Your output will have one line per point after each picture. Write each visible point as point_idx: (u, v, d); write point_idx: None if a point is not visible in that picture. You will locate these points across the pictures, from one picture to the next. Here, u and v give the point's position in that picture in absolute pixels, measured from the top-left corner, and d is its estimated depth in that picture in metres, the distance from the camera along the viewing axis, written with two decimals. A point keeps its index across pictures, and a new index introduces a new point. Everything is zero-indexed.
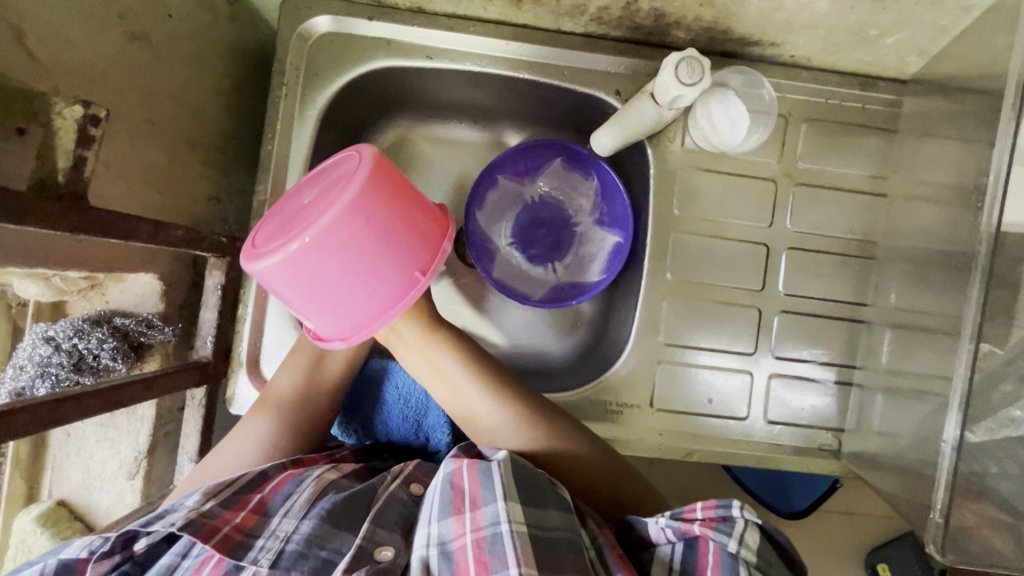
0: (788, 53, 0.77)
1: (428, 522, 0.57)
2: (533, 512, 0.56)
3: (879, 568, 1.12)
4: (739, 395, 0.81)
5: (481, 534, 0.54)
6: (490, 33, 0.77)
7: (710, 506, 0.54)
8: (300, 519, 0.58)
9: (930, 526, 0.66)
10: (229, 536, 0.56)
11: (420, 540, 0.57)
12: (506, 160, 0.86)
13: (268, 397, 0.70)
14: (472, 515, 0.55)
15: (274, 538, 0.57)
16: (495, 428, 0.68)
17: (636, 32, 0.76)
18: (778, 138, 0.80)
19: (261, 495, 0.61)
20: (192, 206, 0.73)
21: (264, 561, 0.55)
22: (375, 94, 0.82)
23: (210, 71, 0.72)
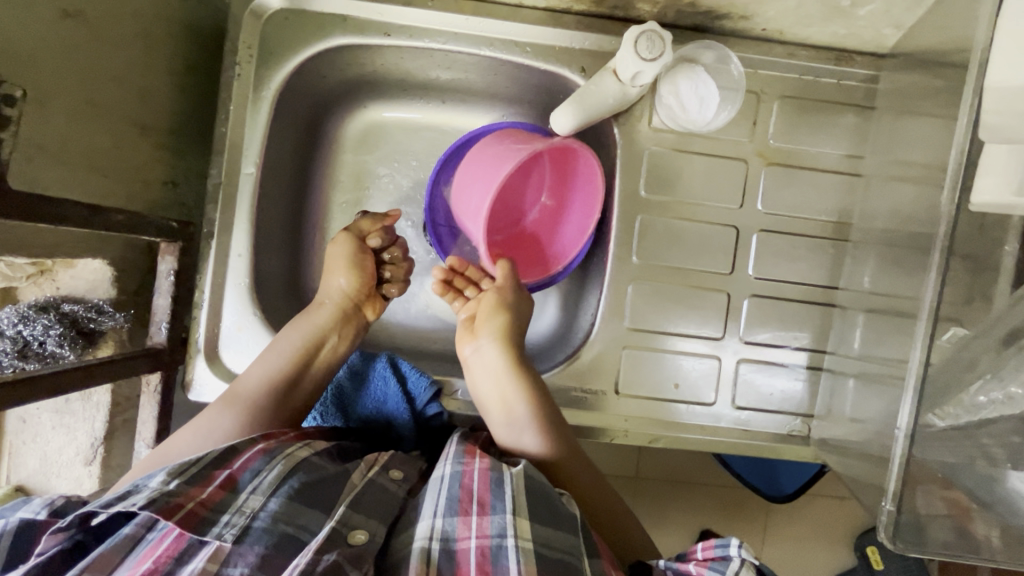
0: (759, 27, 0.74)
1: (434, 515, 0.57)
2: (541, 530, 0.56)
3: (867, 551, 1.11)
4: (709, 381, 0.80)
5: (486, 542, 0.55)
6: (450, 8, 0.75)
7: (708, 547, 0.58)
8: (267, 497, 0.57)
9: (883, 514, 0.65)
10: (192, 512, 0.55)
11: (421, 531, 0.56)
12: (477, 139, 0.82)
13: (239, 385, 0.69)
14: (478, 520, 0.56)
15: (240, 514, 0.56)
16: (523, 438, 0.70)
17: (600, 6, 0.73)
18: (750, 116, 0.78)
19: (230, 470, 0.59)
20: (145, 190, 0.71)
21: (229, 537, 0.54)
22: (335, 73, 0.80)
23: (160, 49, 0.70)
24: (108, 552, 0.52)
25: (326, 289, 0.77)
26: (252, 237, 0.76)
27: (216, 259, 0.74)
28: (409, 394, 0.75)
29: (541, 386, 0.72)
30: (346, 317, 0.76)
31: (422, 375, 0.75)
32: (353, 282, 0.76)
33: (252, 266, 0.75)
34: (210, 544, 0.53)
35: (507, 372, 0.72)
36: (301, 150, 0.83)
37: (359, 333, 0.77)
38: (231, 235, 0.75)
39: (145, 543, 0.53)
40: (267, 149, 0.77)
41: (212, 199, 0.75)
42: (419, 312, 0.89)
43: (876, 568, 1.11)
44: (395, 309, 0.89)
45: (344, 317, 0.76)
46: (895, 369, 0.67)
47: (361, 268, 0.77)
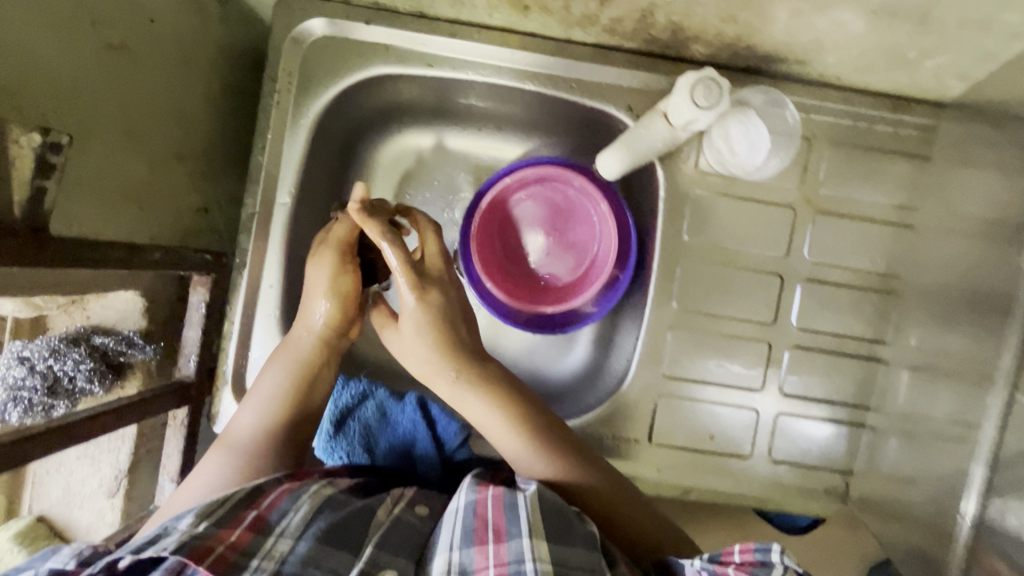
0: (815, 72, 0.71)
1: (450, 548, 0.55)
2: (558, 550, 0.53)
3: None
4: (744, 432, 0.77)
5: (504, 569, 0.52)
6: (495, 41, 0.73)
7: (746, 550, 0.51)
8: (294, 539, 0.55)
9: None
10: (222, 556, 0.52)
11: (439, 567, 0.54)
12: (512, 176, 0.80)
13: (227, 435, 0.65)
14: (495, 548, 0.54)
15: (269, 558, 0.53)
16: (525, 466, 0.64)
17: (652, 45, 0.71)
18: (800, 162, 0.75)
19: (256, 511, 0.56)
20: (179, 218, 0.70)
21: None
22: (372, 101, 0.78)
23: (198, 75, 0.69)
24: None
25: (303, 320, 0.69)
26: (284, 267, 0.74)
27: (247, 289, 0.73)
28: (439, 436, 0.72)
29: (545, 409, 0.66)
30: (330, 346, 0.69)
31: (453, 419, 0.73)
32: (336, 310, 0.68)
33: (283, 297, 0.74)
34: None
35: (491, 404, 0.66)
36: (334, 176, 0.81)
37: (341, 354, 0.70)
38: (263, 265, 0.73)
39: None
40: (302, 178, 0.75)
41: (245, 229, 0.73)
42: None
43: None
44: None
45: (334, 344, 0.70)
46: (946, 438, 0.64)
47: (346, 291, 0.69)
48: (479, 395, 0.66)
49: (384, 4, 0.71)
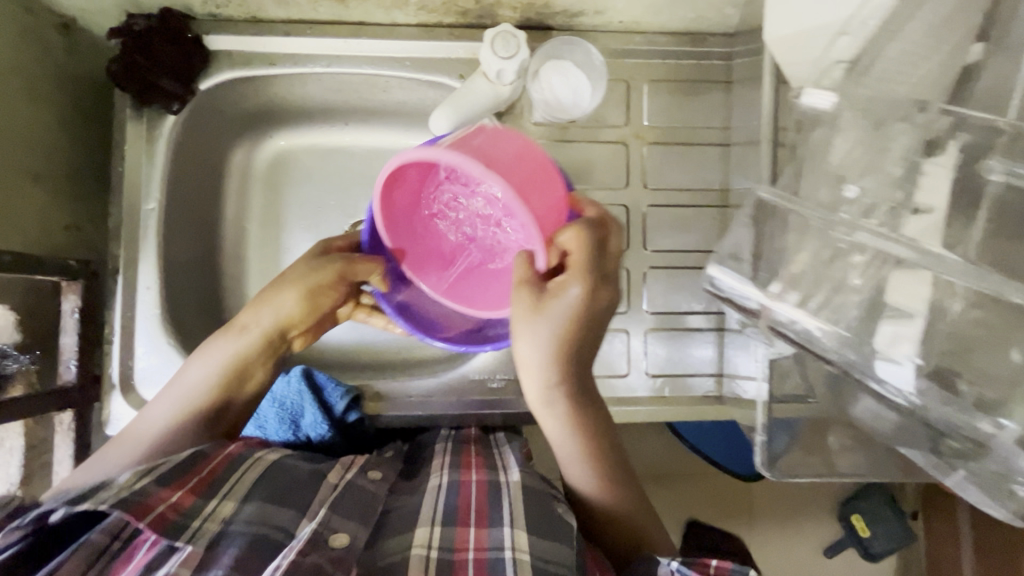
0: (614, 19, 0.80)
1: (432, 524, 0.59)
2: (539, 543, 0.56)
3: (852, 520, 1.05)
4: (619, 352, 0.83)
5: (484, 555, 0.56)
6: (327, 33, 0.80)
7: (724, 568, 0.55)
8: (239, 502, 0.58)
9: (757, 446, 0.68)
10: (162, 516, 0.54)
11: (418, 540, 0.57)
12: None
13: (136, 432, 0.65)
14: (477, 533, 0.58)
15: (210, 520, 0.56)
16: (567, 461, 0.68)
17: (466, 17, 0.79)
18: (622, 101, 0.83)
19: (200, 475, 0.60)
20: (45, 235, 0.73)
21: (201, 543, 0.53)
22: (229, 106, 0.83)
23: (47, 101, 0.73)
24: (69, 567, 0.50)
25: (251, 311, 0.70)
26: (159, 268, 0.78)
27: (124, 293, 0.76)
28: (325, 402, 0.76)
29: (599, 424, 0.68)
30: (273, 346, 0.70)
31: (338, 385, 0.77)
32: (292, 314, 0.70)
33: (161, 295, 0.77)
34: (180, 551, 0.52)
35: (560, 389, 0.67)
36: (206, 184, 0.86)
37: (282, 347, 0.71)
38: (137, 268, 0.77)
39: (112, 553, 0.53)
40: (168, 184, 0.79)
41: (116, 237, 0.77)
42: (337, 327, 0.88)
43: (865, 537, 1.05)
44: None
45: (275, 346, 0.71)
46: None
47: (293, 315, 0.70)
48: (539, 380, 0.66)
49: (221, 14, 0.78)
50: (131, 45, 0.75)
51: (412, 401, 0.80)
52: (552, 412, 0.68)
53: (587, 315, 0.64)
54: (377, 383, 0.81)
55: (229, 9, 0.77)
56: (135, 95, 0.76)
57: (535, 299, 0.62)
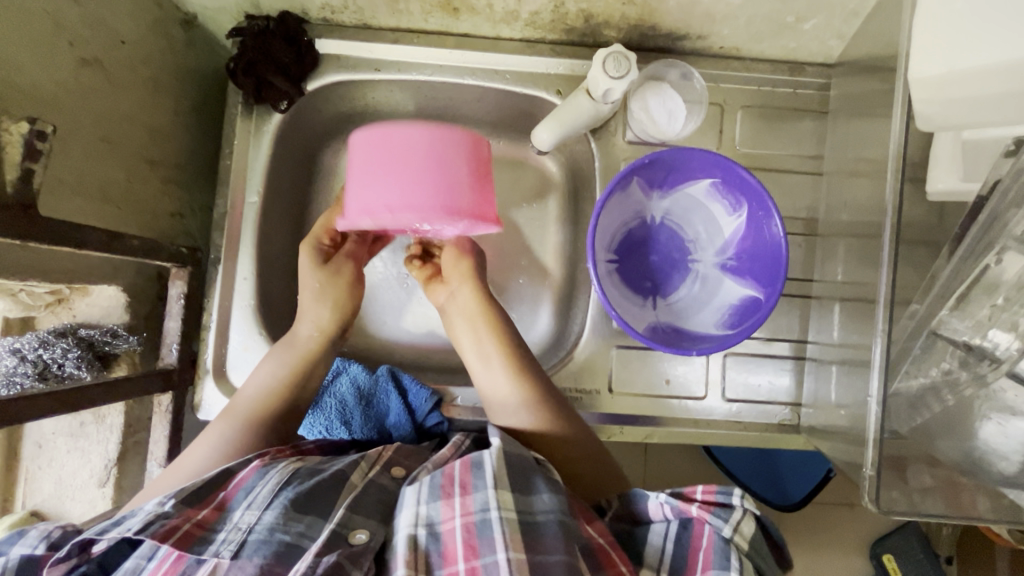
0: (716, 45, 0.81)
1: (417, 503, 0.58)
2: (521, 499, 0.58)
3: (884, 559, 1.04)
4: (697, 373, 0.83)
5: (470, 519, 0.56)
6: (433, 43, 0.82)
7: (710, 492, 0.59)
8: (262, 510, 0.58)
9: (864, 480, 0.62)
10: (189, 533, 0.56)
11: (406, 519, 0.57)
12: (652, 166, 0.73)
13: (235, 406, 0.70)
14: (461, 500, 0.57)
15: (236, 530, 0.57)
16: (505, 406, 0.73)
17: (571, 34, 0.80)
18: (716, 125, 0.83)
19: (224, 492, 0.61)
20: (154, 221, 0.75)
21: (226, 553, 0.55)
22: (329, 108, 0.85)
23: (167, 94, 0.76)
24: None
25: (303, 321, 0.75)
26: (256, 260, 0.80)
27: (222, 282, 0.79)
28: (410, 406, 0.77)
29: (534, 365, 0.75)
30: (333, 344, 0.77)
31: (422, 387, 0.78)
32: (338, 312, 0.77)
33: (257, 287, 0.80)
34: (208, 561, 0.55)
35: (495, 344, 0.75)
36: (300, 180, 0.88)
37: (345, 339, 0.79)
38: (235, 259, 0.79)
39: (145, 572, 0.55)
40: (269, 180, 0.82)
41: (219, 227, 0.80)
42: (418, 329, 0.89)
43: None
44: (396, 327, 0.89)
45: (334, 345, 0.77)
46: (850, 349, 0.71)
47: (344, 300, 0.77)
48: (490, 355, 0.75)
49: (333, 20, 0.80)
50: (245, 43, 0.77)
51: None
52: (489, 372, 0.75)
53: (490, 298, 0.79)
54: (456, 389, 0.80)
55: (343, 15, 0.79)
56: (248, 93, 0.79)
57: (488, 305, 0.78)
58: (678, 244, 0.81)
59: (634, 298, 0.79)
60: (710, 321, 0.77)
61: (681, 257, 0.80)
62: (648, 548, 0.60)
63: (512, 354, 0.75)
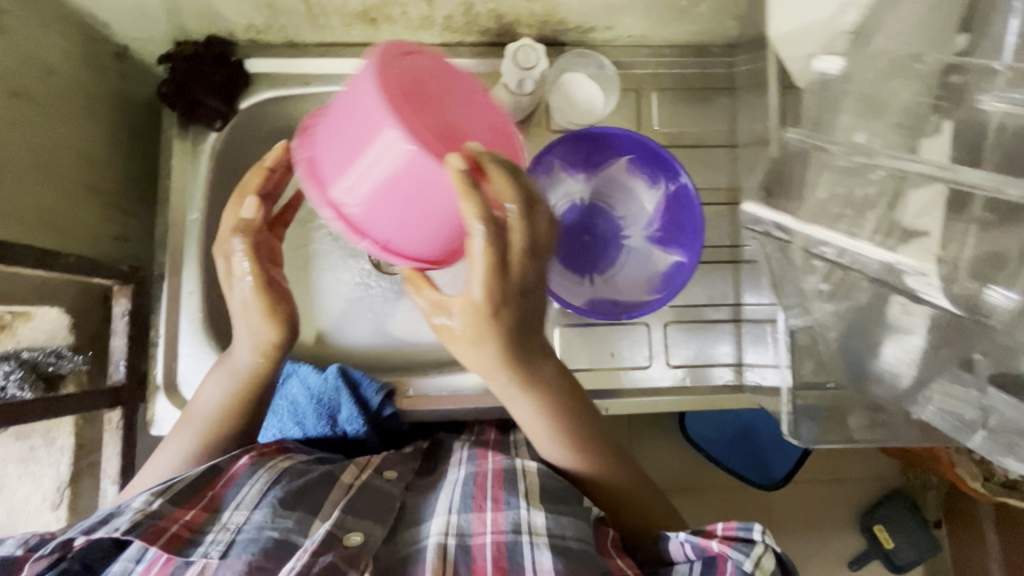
0: (623, 34, 0.86)
1: (449, 512, 0.62)
2: (554, 521, 0.60)
3: (875, 529, 1.11)
4: (642, 344, 0.86)
5: (501, 537, 0.59)
6: (358, 54, 0.86)
7: (729, 527, 0.59)
8: (251, 510, 0.60)
9: (783, 418, 0.68)
10: (177, 534, 0.57)
11: (437, 528, 0.60)
12: (568, 146, 0.80)
13: (195, 410, 0.71)
14: (492, 516, 0.61)
15: (224, 530, 0.59)
16: (541, 441, 0.68)
17: (487, 35, 0.85)
18: (633, 109, 0.88)
19: (213, 491, 0.62)
20: (94, 244, 0.77)
21: (215, 553, 0.56)
22: (265, 124, 0.89)
23: (101, 119, 0.78)
24: None
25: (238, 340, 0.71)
26: (202, 275, 0.82)
27: (169, 299, 0.80)
28: (360, 399, 0.78)
29: (585, 416, 0.68)
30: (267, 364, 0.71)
31: (373, 380, 0.80)
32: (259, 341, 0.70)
33: (204, 301, 0.81)
34: (195, 563, 0.56)
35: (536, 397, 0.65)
36: None
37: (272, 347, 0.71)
38: (181, 276, 0.81)
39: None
40: (209, 197, 0.84)
41: (162, 246, 0.82)
42: (369, 330, 0.92)
43: (889, 547, 1.10)
44: (349, 330, 0.92)
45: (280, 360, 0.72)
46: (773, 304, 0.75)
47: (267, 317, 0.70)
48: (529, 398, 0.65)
49: (259, 39, 0.84)
50: (174, 66, 0.81)
51: (444, 395, 0.83)
52: (522, 408, 0.66)
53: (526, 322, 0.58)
54: (408, 381, 0.83)
55: (270, 34, 0.83)
56: (181, 113, 0.82)
57: (491, 324, 0.56)
58: (609, 223, 0.84)
59: (570, 275, 0.81)
60: (644, 292, 0.80)
61: (613, 234, 0.84)
62: None
63: (557, 396, 0.66)
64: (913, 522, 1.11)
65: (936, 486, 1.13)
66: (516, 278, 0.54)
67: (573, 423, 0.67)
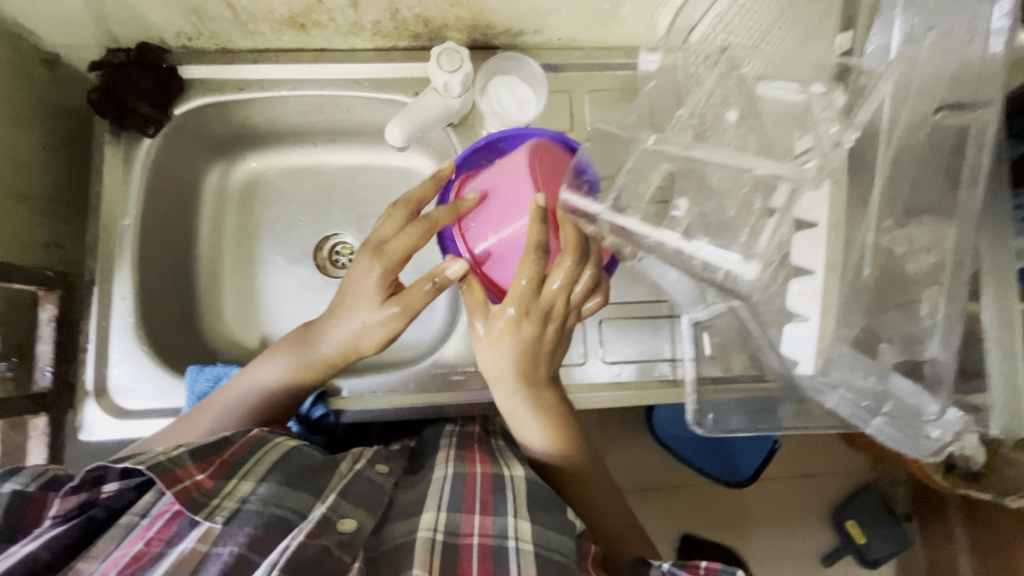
0: (553, 38, 0.88)
1: (438, 510, 0.65)
2: (540, 532, 0.63)
3: (846, 525, 1.13)
4: (577, 341, 0.87)
5: (487, 541, 0.62)
6: (291, 59, 0.87)
7: (713, 567, 0.62)
8: (257, 481, 0.63)
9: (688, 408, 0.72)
10: (189, 489, 0.60)
11: (425, 523, 0.63)
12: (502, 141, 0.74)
13: (250, 382, 0.77)
14: (480, 519, 0.64)
15: (230, 499, 0.61)
16: (533, 440, 0.78)
17: (418, 40, 0.86)
18: (566, 110, 0.89)
19: (225, 455, 0.65)
20: (22, 251, 0.77)
21: (219, 519, 0.59)
22: (201, 129, 0.89)
23: (30, 128, 0.79)
24: (105, 542, 0.59)
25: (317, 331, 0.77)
26: (135, 281, 0.82)
27: (101, 305, 0.80)
28: (292, 402, 0.80)
29: (575, 424, 0.79)
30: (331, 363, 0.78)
31: None
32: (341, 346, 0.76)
33: (137, 306, 0.81)
34: (201, 526, 0.59)
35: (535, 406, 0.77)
36: (182, 203, 0.91)
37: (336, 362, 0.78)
38: (113, 282, 0.81)
39: (137, 528, 0.60)
40: (144, 204, 0.84)
41: (95, 252, 0.82)
42: None
43: (861, 544, 1.11)
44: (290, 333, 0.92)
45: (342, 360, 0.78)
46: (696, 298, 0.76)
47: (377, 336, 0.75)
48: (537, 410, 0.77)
49: (192, 47, 0.85)
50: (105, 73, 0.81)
51: (377, 395, 0.83)
52: (525, 415, 0.77)
53: (539, 347, 0.74)
54: (341, 381, 0.84)
55: (202, 42, 0.84)
56: (113, 120, 0.82)
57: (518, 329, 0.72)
58: None
59: None
60: None
61: None
62: None
63: (558, 407, 0.78)
64: (883, 514, 1.12)
65: (903, 480, 1.15)
66: (544, 303, 0.70)
67: (567, 426, 0.78)
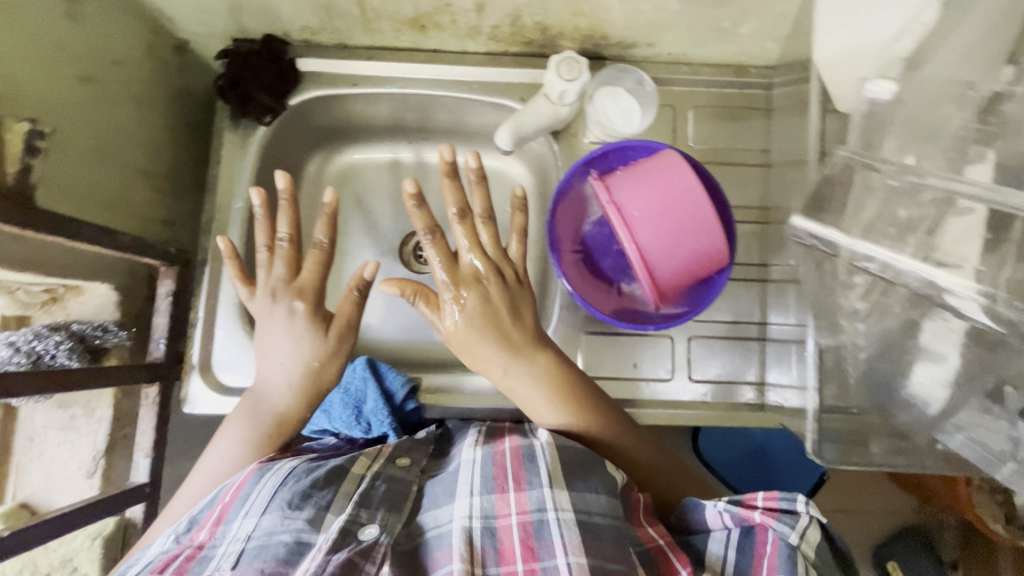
0: (663, 52, 0.89)
1: (471, 494, 0.61)
2: (578, 497, 0.60)
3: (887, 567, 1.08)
4: (664, 356, 0.87)
5: (526, 518, 0.58)
6: (405, 58, 0.89)
7: (773, 498, 0.59)
8: (258, 514, 0.59)
9: (811, 426, 0.63)
10: (191, 554, 0.59)
11: (461, 511, 0.60)
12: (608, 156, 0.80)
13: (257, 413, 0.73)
14: (516, 496, 0.60)
15: (234, 542, 0.58)
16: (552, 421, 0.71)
17: (530, 46, 0.88)
18: (670, 125, 0.89)
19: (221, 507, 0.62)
20: (142, 226, 0.80)
21: (225, 565, 0.56)
22: (312, 120, 0.92)
23: (160, 108, 0.82)
24: None
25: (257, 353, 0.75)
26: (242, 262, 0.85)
27: (209, 283, 0.84)
28: (386, 393, 0.80)
29: (593, 394, 0.73)
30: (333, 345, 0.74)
31: (399, 373, 0.82)
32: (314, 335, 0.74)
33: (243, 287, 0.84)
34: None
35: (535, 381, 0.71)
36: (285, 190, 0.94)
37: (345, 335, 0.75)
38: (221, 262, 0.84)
39: None
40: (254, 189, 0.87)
41: (206, 232, 0.86)
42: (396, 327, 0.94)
43: None
44: (377, 325, 0.94)
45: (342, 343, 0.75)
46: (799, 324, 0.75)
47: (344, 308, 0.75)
48: (537, 384, 0.71)
49: (313, 40, 0.88)
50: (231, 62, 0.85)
51: (466, 394, 0.84)
52: (534, 396, 0.71)
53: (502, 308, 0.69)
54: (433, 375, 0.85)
55: (324, 36, 0.87)
56: (234, 108, 0.86)
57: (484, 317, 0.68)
58: None
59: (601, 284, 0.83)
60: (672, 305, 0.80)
61: None
62: (709, 555, 0.61)
63: (559, 371, 0.72)
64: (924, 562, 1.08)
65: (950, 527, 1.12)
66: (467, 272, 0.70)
67: (578, 392, 0.72)
